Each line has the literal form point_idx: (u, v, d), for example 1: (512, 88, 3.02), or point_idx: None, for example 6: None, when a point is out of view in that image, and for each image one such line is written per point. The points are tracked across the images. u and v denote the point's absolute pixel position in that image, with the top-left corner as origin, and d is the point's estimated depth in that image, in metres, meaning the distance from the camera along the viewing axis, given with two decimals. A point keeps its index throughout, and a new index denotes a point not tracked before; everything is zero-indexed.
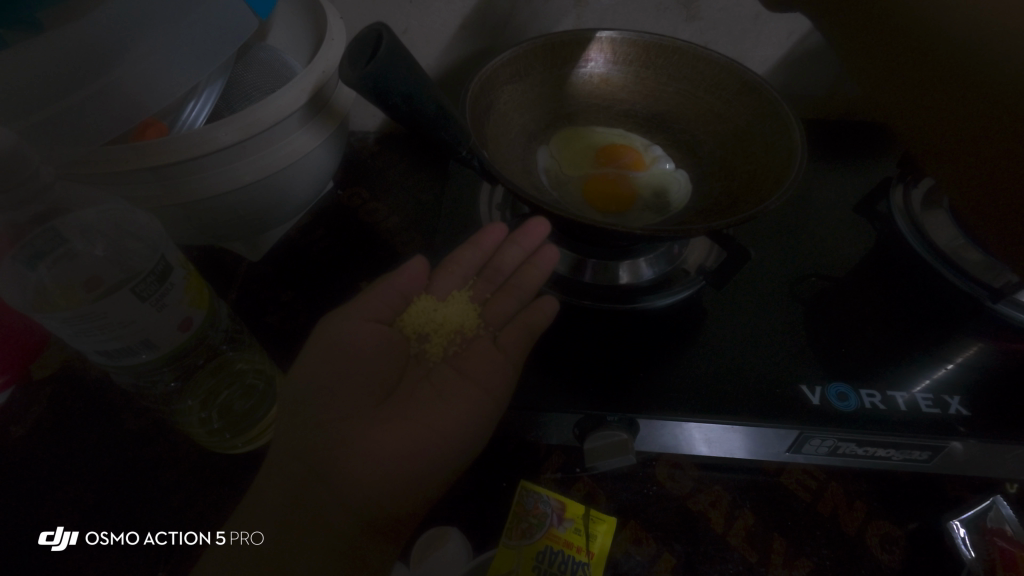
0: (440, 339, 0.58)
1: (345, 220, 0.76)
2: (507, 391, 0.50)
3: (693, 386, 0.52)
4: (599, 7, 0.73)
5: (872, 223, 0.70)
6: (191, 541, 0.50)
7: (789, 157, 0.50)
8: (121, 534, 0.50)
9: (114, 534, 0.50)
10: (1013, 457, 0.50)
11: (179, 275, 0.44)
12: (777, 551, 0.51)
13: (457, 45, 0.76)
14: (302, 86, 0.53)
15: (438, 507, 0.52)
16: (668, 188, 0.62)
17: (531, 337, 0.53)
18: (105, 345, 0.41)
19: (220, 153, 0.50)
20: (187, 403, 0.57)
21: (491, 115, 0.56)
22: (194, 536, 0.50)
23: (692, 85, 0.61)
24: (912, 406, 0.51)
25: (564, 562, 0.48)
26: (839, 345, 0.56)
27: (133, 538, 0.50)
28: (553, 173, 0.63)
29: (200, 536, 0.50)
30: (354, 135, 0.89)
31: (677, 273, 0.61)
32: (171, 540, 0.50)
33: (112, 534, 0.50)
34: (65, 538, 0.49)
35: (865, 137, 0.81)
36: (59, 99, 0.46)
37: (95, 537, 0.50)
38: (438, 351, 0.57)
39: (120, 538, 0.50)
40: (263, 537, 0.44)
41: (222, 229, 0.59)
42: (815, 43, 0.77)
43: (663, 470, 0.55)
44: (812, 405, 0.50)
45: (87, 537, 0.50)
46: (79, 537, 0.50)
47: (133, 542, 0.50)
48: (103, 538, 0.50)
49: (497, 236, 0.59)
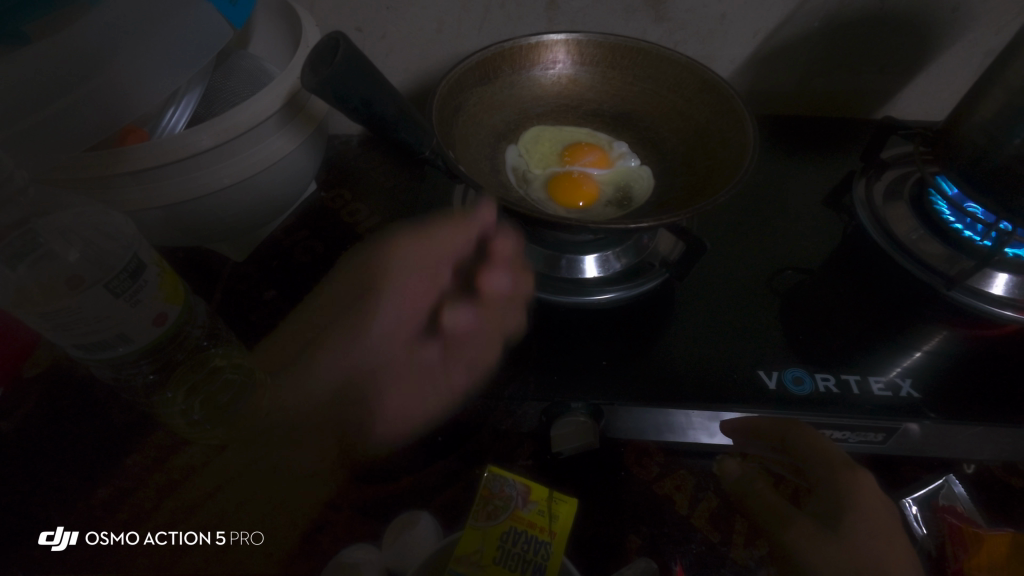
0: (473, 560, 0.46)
1: (327, 221, 0.78)
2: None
3: (656, 377, 0.54)
4: (569, 10, 0.75)
5: (814, 239, 0.70)
6: (191, 541, 0.51)
7: (743, 152, 0.52)
8: (121, 534, 0.52)
9: (114, 534, 0.52)
10: (966, 436, 0.52)
11: (152, 273, 0.47)
12: (739, 532, 0.53)
13: (432, 49, 0.78)
14: (275, 93, 0.56)
15: (412, 500, 0.54)
16: (629, 184, 0.65)
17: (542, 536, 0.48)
18: (83, 339, 0.43)
19: (196, 157, 0.52)
20: (167, 395, 0.58)
21: (460, 116, 0.58)
22: (194, 537, 0.51)
23: (656, 84, 0.63)
24: (864, 390, 0.53)
25: (528, 542, 0.46)
26: (801, 333, 0.58)
27: (132, 538, 0.51)
28: (520, 171, 0.65)
29: (200, 536, 0.51)
30: (336, 139, 0.91)
31: (644, 266, 0.62)
32: (171, 540, 0.51)
33: (112, 534, 0.52)
34: (65, 538, 0.51)
35: (831, 131, 0.84)
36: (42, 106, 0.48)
37: (95, 537, 0.51)
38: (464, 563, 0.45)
39: (120, 538, 0.51)
40: (262, 538, 0.52)
41: (205, 233, 0.61)
42: (781, 42, 0.79)
43: (633, 455, 0.57)
44: (768, 390, 0.53)
45: (87, 537, 0.51)
46: (79, 537, 0.52)
47: (133, 542, 0.51)
48: (103, 538, 0.52)
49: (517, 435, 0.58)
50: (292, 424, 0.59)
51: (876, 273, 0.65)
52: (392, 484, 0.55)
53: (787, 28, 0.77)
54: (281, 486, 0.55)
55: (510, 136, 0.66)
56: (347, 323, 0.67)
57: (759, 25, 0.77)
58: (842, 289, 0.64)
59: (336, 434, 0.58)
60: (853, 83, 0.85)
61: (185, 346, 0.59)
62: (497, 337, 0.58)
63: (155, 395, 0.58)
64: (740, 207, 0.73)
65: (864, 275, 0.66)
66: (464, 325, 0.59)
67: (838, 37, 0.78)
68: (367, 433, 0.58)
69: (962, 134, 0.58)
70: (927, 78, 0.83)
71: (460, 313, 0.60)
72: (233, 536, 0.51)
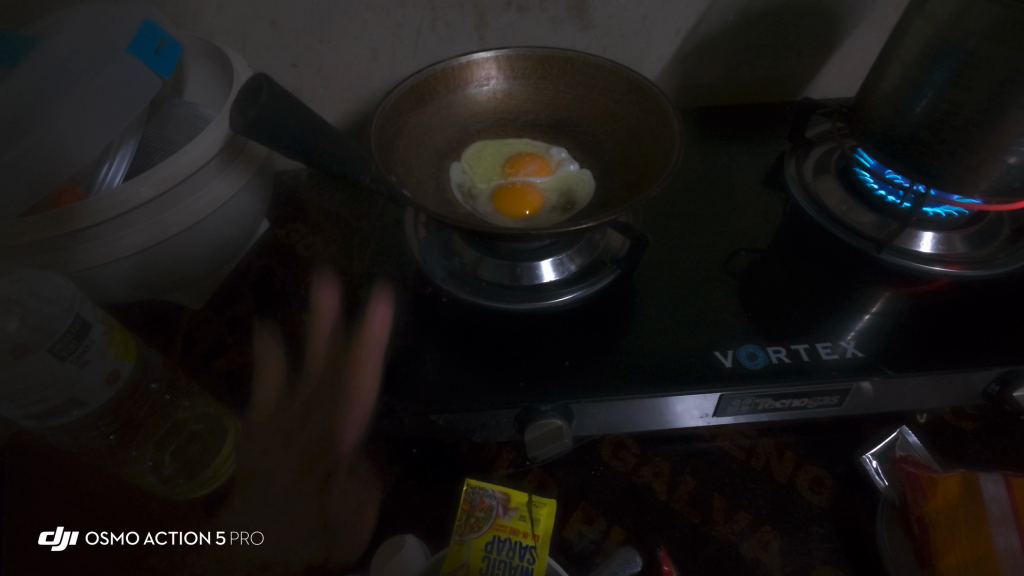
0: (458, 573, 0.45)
1: (284, 258, 0.78)
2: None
3: (621, 371, 0.55)
4: (498, 27, 0.78)
5: (755, 218, 0.74)
6: (191, 541, 0.54)
7: (671, 146, 0.54)
8: (120, 534, 0.54)
9: (114, 534, 0.54)
10: (913, 389, 0.55)
11: (99, 332, 0.47)
12: (718, 509, 0.54)
13: (370, 76, 0.80)
14: (215, 136, 0.58)
15: (398, 521, 0.54)
16: (572, 187, 0.66)
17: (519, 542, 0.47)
18: (26, 409, 0.43)
19: (140, 209, 0.54)
20: (133, 455, 0.59)
21: (399, 141, 0.60)
22: (194, 537, 0.54)
23: (586, 90, 0.66)
24: (813, 356, 0.56)
25: (511, 548, 0.47)
26: (752, 311, 0.61)
27: (132, 538, 0.54)
28: (466, 188, 0.66)
29: (200, 536, 0.54)
30: (284, 174, 0.91)
31: (598, 264, 0.64)
32: (171, 540, 0.54)
33: (111, 535, 0.54)
34: (65, 538, 0.54)
35: (760, 117, 0.88)
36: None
37: (95, 537, 0.54)
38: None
39: (120, 538, 0.54)
40: (262, 537, 0.54)
41: (156, 284, 0.62)
42: (701, 38, 0.83)
43: (608, 450, 0.59)
44: (725, 368, 0.55)
45: (87, 537, 0.54)
46: (79, 537, 0.54)
47: (133, 542, 0.54)
48: (102, 538, 0.54)
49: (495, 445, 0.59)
50: (266, 465, 0.58)
51: (814, 243, 0.69)
52: (374, 509, 0.55)
53: (705, 24, 0.82)
54: (261, 526, 0.54)
55: (453, 154, 0.67)
56: None
57: (679, 24, 0.81)
58: (785, 260, 0.68)
59: (312, 468, 0.58)
60: (774, 69, 0.89)
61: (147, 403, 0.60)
62: (462, 351, 0.58)
63: (120, 454, 0.59)
64: (684, 197, 0.76)
65: (799, 246, 0.69)
66: (430, 345, 0.59)
67: (753, 27, 0.83)
68: (345, 463, 0.58)
69: (871, 107, 0.62)
70: (840, 58, 0.88)
71: (424, 334, 0.60)
72: (232, 537, 0.54)
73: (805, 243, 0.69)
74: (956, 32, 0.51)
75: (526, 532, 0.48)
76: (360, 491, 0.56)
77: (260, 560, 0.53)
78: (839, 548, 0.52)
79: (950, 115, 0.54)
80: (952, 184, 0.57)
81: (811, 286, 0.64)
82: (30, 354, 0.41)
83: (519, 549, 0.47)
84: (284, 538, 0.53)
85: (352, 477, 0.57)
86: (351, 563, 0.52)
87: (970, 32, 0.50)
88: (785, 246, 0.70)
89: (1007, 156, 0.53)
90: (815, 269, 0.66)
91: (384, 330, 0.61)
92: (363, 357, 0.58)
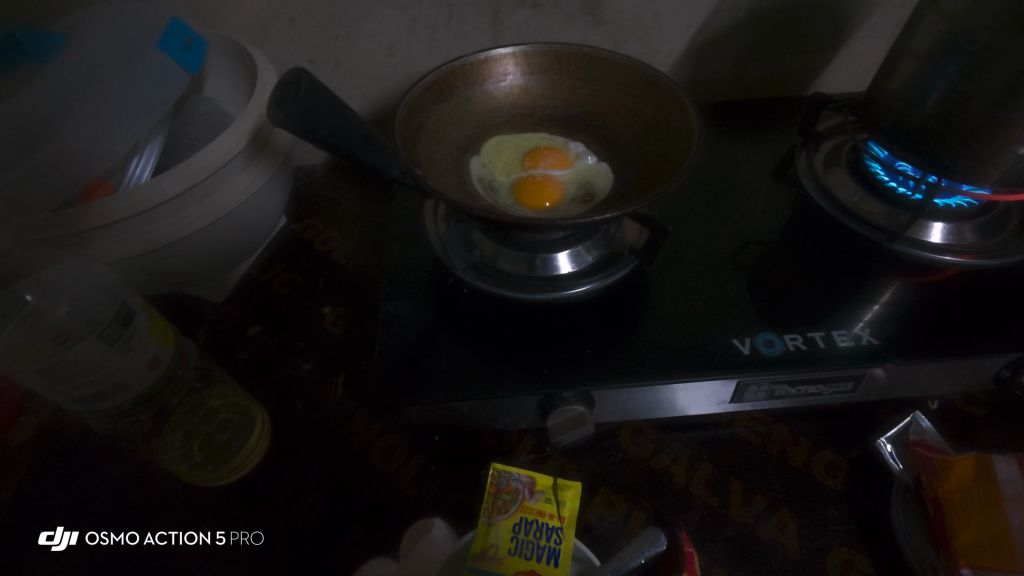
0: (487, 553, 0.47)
1: (302, 252, 0.79)
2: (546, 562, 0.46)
3: (640, 359, 0.56)
4: (512, 23, 0.79)
5: (766, 210, 0.75)
6: (192, 541, 0.54)
7: (689, 139, 0.55)
8: (121, 534, 0.55)
9: (114, 534, 0.55)
10: (926, 375, 0.57)
11: (141, 319, 0.50)
12: (736, 493, 0.56)
13: (386, 73, 0.81)
14: (239, 129, 0.58)
15: (423, 506, 0.55)
16: (590, 180, 0.67)
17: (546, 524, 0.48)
18: (78, 392, 0.45)
19: (167, 204, 0.54)
20: (167, 440, 0.61)
21: (422, 135, 0.61)
22: (194, 537, 0.54)
23: (603, 85, 0.67)
24: (829, 343, 0.57)
25: (539, 530, 0.48)
26: (767, 300, 0.62)
27: (132, 538, 0.54)
28: (485, 181, 0.67)
29: (200, 536, 0.55)
30: (300, 170, 0.92)
31: (615, 255, 0.65)
32: (172, 540, 0.54)
33: (112, 534, 0.55)
34: (65, 538, 0.54)
35: (769, 111, 0.89)
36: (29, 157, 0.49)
37: (95, 537, 0.54)
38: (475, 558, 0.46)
39: (120, 538, 0.54)
40: (262, 537, 0.54)
41: (180, 277, 0.63)
42: (712, 33, 0.84)
43: (627, 437, 0.60)
44: (742, 355, 0.56)
45: (87, 537, 0.54)
46: (78, 537, 0.54)
47: (134, 542, 0.54)
48: (103, 538, 0.54)
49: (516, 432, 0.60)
50: (293, 453, 0.59)
51: (825, 234, 0.71)
52: (400, 495, 0.56)
53: (715, 20, 0.83)
54: (289, 511, 0.55)
55: (472, 148, 0.69)
56: (335, 350, 0.68)
57: (690, 19, 0.82)
58: (797, 251, 0.69)
59: (338, 456, 0.59)
60: (782, 64, 0.91)
61: (180, 392, 0.64)
62: (484, 340, 0.59)
63: (154, 440, 0.61)
64: (696, 190, 0.77)
65: (811, 238, 0.71)
66: (451, 335, 0.60)
67: (762, 23, 0.84)
68: (370, 451, 0.59)
69: (883, 100, 0.64)
70: (849, 52, 0.89)
71: (446, 325, 0.61)
72: (232, 536, 0.54)
73: (817, 235, 0.71)
74: (968, 27, 0.52)
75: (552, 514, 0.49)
76: (385, 477, 0.57)
77: (289, 543, 0.54)
78: (854, 529, 0.53)
79: (963, 107, 0.55)
80: (963, 175, 0.59)
81: (824, 276, 0.66)
82: (81, 341, 0.44)
83: (547, 530, 0.48)
84: (313, 523, 0.55)
85: (377, 464, 0.58)
86: (379, 547, 0.53)
87: (982, 26, 0.51)
88: (797, 238, 0.71)
89: (1018, 147, 0.54)
90: (827, 260, 0.68)
91: (406, 320, 0.62)
92: (387, 346, 0.59)
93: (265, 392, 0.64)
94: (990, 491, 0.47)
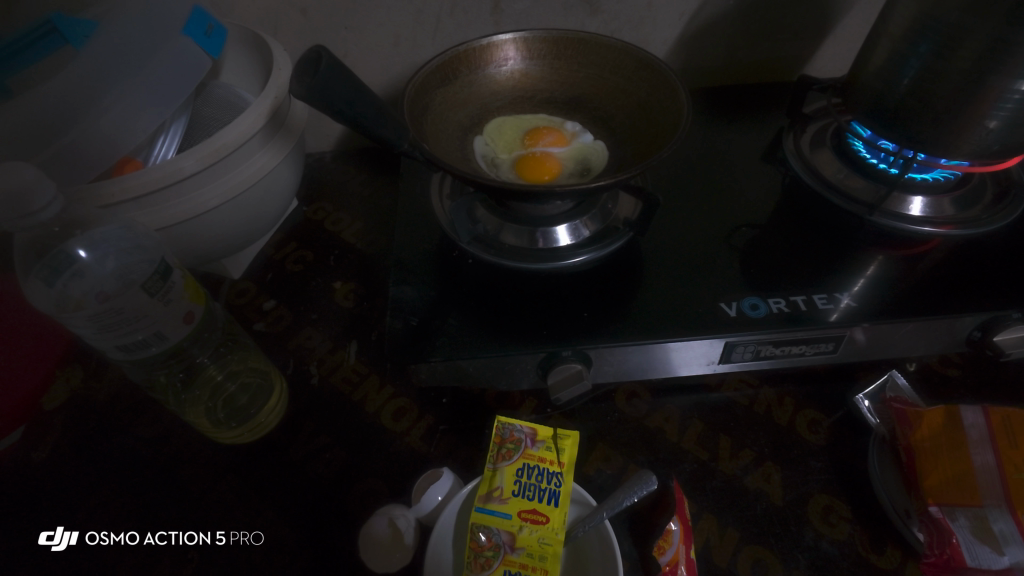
0: (495, 495, 0.51)
1: (313, 232, 0.83)
2: (548, 502, 0.51)
3: (635, 321, 0.60)
4: (513, 12, 0.83)
5: (756, 187, 0.79)
6: (191, 541, 0.55)
7: (679, 115, 0.59)
8: (121, 535, 0.56)
9: (114, 534, 0.56)
10: (902, 336, 0.60)
11: (177, 276, 0.56)
12: (725, 448, 0.60)
13: (392, 61, 0.85)
14: (258, 111, 0.62)
15: (434, 461, 0.59)
16: (587, 158, 0.71)
17: (550, 471, 0.52)
18: (122, 339, 0.51)
19: (189, 180, 0.58)
20: (195, 393, 0.65)
21: (428, 115, 0.65)
22: (194, 537, 0.55)
23: (599, 69, 0.71)
24: (810, 305, 0.61)
25: (541, 474, 0.52)
26: (755, 269, 0.66)
27: (132, 538, 0.55)
28: (489, 158, 0.71)
29: (200, 536, 0.55)
30: (310, 156, 0.96)
31: (611, 229, 0.69)
32: (171, 540, 0.55)
33: (112, 535, 0.56)
34: (65, 538, 0.55)
35: (759, 97, 0.93)
36: (66, 132, 0.53)
37: (95, 537, 0.55)
38: (483, 497, 0.51)
39: (120, 538, 0.55)
40: (262, 538, 0.55)
41: (202, 251, 0.66)
42: (703, 22, 0.88)
43: (622, 398, 0.64)
44: (730, 317, 0.60)
45: (87, 537, 0.55)
46: (78, 537, 0.55)
47: (133, 542, 0.55)
48: (102, 538, 0.55)
49: (519, 394, 0.64)
50: (310, 414, 0.63)
51: (811, 209, 0.74)
52: (411, 450, 0.60)
53: (707, 8, 0.86)
54: (309, 466, 0.59)
55: (475, 129, 0.72)
56: (347, 321, 0.72)
57: (683, 8, 0.86)
58: (783, 224, 0.73)
59: (352, 416, 0.63)
60: (772, 51, 0.94)
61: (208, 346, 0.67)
62: (487, 307, 0.63)
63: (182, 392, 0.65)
64: (689, 170, 0.81)
65: (798, 212, 0.74)
66: (456, 302, 0.64)
67: (752, 12, 0.88)
68: (383, 412, 0.63)
69: (864, 81, 0.67)
70: (835, 39, 0.93)
71: (452, 293, 0.65)
72: (232, 537, 0.55)
73: (803, 210, 0.74)
74: (939, 9, 0.56)
75: (555, 460, 0.53)
76: (397, 435, 0.61)
77: (310, 491, 0.57)
78: (835, 478, 0.57)
79: (937, 84, 0.58)
80: (939, 149, 0.62)
81: (811, 247, 0.69)
82: (128, 290, 0.51)
83: (549, 475, 0.52)
84: (331, 476, 0.58)
85: (389, 424, 0.62)
86: (394, 496, 0.57)
87: (951, 7, 0.55)
88: (784, 213, 0.75)
89: (987, 121, 0.58)
90: (813, 232, 0.71)
91: (415, 289, 0.66)
92: (397, 314, 0.63)
93: (283, 361, 0.68)
94: (959, 438, 0.51)
